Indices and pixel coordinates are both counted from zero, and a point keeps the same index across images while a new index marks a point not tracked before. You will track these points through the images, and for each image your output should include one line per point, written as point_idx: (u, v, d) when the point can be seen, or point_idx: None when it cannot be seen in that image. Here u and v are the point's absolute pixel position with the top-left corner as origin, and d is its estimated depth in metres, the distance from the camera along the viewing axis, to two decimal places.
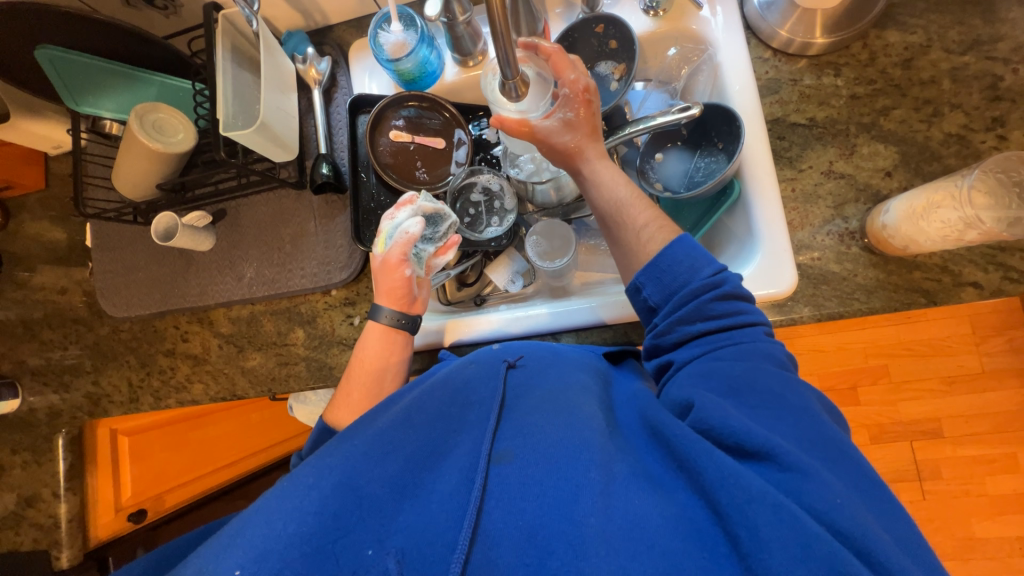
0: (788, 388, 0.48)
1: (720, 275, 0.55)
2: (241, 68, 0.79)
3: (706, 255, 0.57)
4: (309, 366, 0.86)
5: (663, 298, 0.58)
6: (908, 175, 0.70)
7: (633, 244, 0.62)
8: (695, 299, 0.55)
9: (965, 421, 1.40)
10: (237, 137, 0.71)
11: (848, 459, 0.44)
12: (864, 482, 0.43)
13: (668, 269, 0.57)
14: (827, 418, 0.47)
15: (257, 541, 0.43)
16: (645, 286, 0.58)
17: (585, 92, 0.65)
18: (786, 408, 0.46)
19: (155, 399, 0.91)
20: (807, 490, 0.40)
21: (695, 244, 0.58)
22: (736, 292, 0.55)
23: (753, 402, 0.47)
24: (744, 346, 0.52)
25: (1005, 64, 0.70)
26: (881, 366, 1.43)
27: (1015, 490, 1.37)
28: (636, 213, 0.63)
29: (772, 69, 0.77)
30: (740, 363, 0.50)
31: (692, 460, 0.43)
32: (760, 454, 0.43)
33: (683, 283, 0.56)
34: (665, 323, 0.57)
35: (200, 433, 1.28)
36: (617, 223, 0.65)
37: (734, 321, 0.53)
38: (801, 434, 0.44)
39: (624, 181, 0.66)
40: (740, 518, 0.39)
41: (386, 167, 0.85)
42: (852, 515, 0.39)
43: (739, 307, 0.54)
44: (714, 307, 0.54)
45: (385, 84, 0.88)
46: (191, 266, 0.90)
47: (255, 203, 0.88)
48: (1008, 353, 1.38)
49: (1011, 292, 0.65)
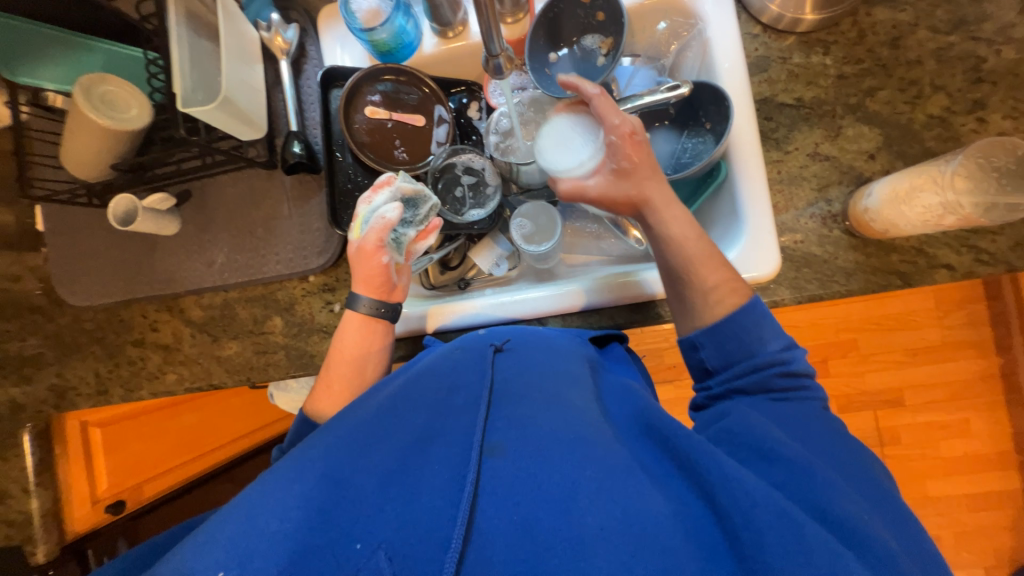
0: (818, 434, 0.50)
1: (787, 351, 0.57)
2: (199, 35, 0.72)
3: (775, 328, 0.57)
4: (288, 355, 0.83)
5: (721, 362, 0.58)
6: (890, 158, 0.71)
7: (698, 305, 0.61)
8: (758, 371, 0.56)
9: (925, 390, 1.48)
10: (198, 114, 0.66)
11: (882, 500, 0.46)
12: (894, 517, 0.45)
13: (732, 337, 0.57)
14: (864, 468, 0.49)
15: (237, 539, 0.42)
16: (703, 347, 0.59)
17: (632, 134, 0.64)
18: (832, 452, 0.49)
19: (125, 391, 0.87)
20: (832, 508, 0.42)
21: (767, 314, 0.58)
22: (803, 370, 0.56)
23: (802, 438, 0.49)
24: (806, 410, 0.53)
25: (988, 44, 0.70)
26: (850, 341, 1.49)
27: (965, 452, 1.48)
28: (705, 273, 0.61)
29: (761, 46, 0.75)
30: (801, 421, 0.51)
31: (698, 465, 0.45)
32: (786, 463, 0.45)
33: (748, 354, 0.57)
34: (720, 388, 0.57)
35: (176, 422, 1.24)
36: (681, 280, 0.62)
37: (800, 399, 0.54)
38: (844, 471, 0.47)
39: (691, 234, 0.63)
40: (743, 522, 0.40)
41: (362, 146, 0.80)
42: (861, 523, 0.41)
43: (805, 383, 0.55)
44: (779, 382, 0.55)
45: (359, 56, 0.82)
46: (156, 251, 0.85)
47: (223, 184, 0.83)
48: (967, 326, 1.46)
49: (981, 274, 0.67)
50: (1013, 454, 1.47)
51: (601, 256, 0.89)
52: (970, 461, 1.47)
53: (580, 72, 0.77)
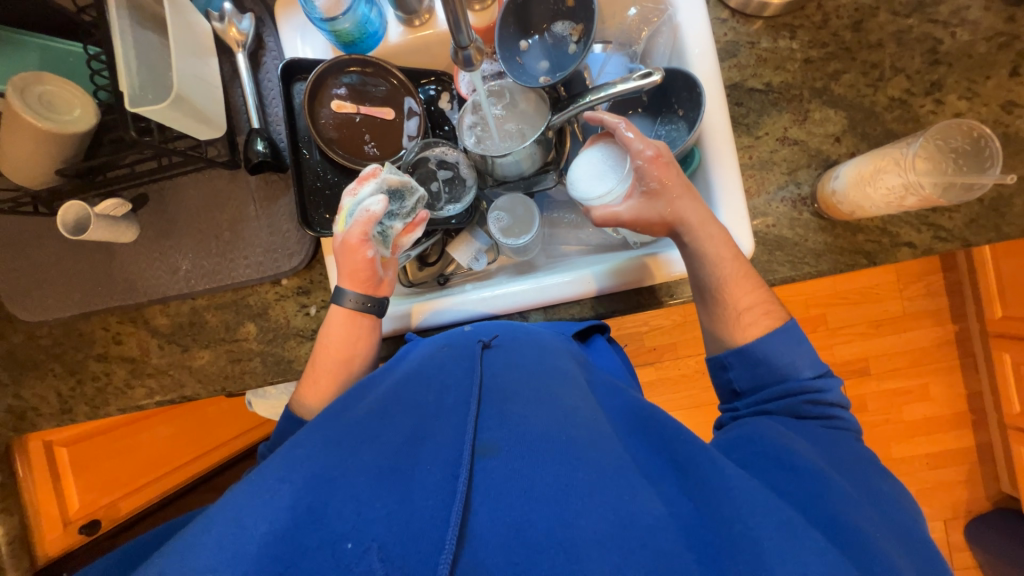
0: (834, 456, 0.51)
1: (821, 378, 0.58)
2: (145, 28, 0.67)
3: (809, 356, 0.59)
4: (265, 362, 0.81)
5: (750, 385, 0.60)
6: (855, 140, 0.73)
7: (728, 322, 0.63)
8: (789, 397, 0.57)
9: (889, 359, 1.56)
10: (148, 113, 0.62)
11: (894, 519, 0.47)
12: (904, 533, 0.46)
13: (763, 360, 0.59)
14: (889, 495, 0.49)
15: (225, 542, 0.41)
16: (733, 367, 0.61)
17: (659, 157, 0.65)
18: (857, 474, 0.50)
19: (91, 408, 0.83)
20: (841, 520, 0.43)
21: (801, 339, 0.60)
22: (837, 400, 0.57)
23: (828, 457, 0.51)
24: (840, 437, 0.54)
25: (944, 26, 0.72)
26: (819, 315, 1.55)
27: (925, 414, 1.57)
28: (739, 294, 0.63)
29: (730, 31, 0.75)
30: (834, 447, 0.52)
31: (700, 470, 0.47)
32: (800, 472, 0.47)
33: (780, 377, 0.58)
34: (748, 409, 0.59)
35: (147, 436, 1.19)
36: (715, 298, 0.64)
37: (835, 429, 0.55)
38: (862, 489, 0.48)
39: (728, 254, 0.63)
40: (742, 528, 0.41)
41: (330, 142, 0.77)
42: (860, 531, 0.43)
43: (838, 413, 0.56)
44: (811, 408, 0.56)
45: (320, 47, 0.78)
46: (113, 260, 0.80)
47: (182, 186, 0.79)
48: (926, 297, 1.54)
49: (940, 251, 0.70)
50: (967, 414, 1.57)
51: (581, 245, 0.89)
52: (930, 423, 1.57)
53: (552, 60, 0.76)
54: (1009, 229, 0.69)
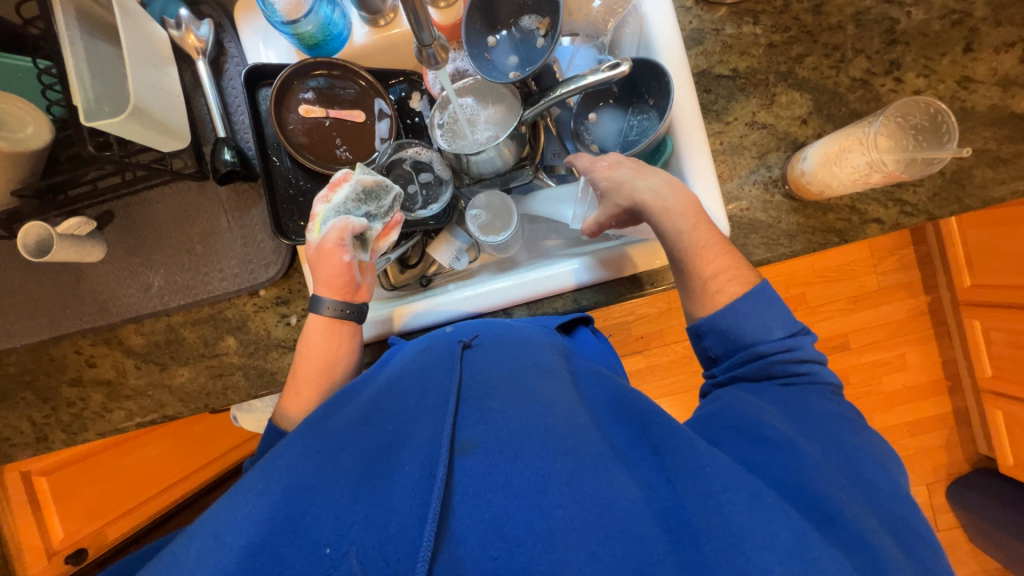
0: (812, 416, 0.52)
1: (793, 337, 0.57)
2: (97, 38, 0.65)
3: (781, 315, 0.58)
4: (247, 375, 0.79)
5: (724, 350, 0.60)
6: (821, 122, 0.74)
7: (698, 292, 0.63)
8: (762, 359, 0.57)
9: (867, 333, 1.60)
10: (104, 127, 0.60)
11: (864, 478, 0.48)
12: (873, 491, 0.47)
13: (734, 326, 0.59)
14: (865, 455, 0.50)
15: (205, 556, 0.42)
16: (707, 335, 0.61)
17: (601, 162, 0.70)
18: (827, 435, 0.50)
19: (67, 435, 0.80)
20: (809, 485, 0.44)
21: (772, 300, 0.59)
22: (810, 355, 0.57)
23: (800, 422, 0.51)
24: (812, 395, 0.55)
25: (900, 6, 0.73)
26: (799, 295, 1.59)
27: (903, 384, 1.62)
28: (703, 262, 0.62)
29: (695, 19, 0.76)
30: (805, 411, 0.53)
31: (676, 451, 0.47)
32: (772, 444, 0.47)
33: (750, 342, 0.58)
34: (725, 375, 0.59)
35: (135, 457, 1.15)
36: (683, 272, 0.64)
37: (807, 383, 0.56)
38: (833, 451, 0.49)
39: (690, 225, 0.63)
40: (716, 507, 0.42)
41: (300, 148, 0.75)
42: (830, 497, 0.44)
43: (810, 369, 0.57)
44: (782, 367, 0.56)
45: (284, 51, 0.76)
46: (81, 280, 0.77)
47: (149, 201, 0.77)
48: (899, 270, 1.58)
49: (907, 225, 0.72)
50: (943, 381, 1.63)
51: (564, 240, 0.88)
52: (908, 392, 1.62)
53: (521, 55, 0.75)
54: (969, 201, 0.71)
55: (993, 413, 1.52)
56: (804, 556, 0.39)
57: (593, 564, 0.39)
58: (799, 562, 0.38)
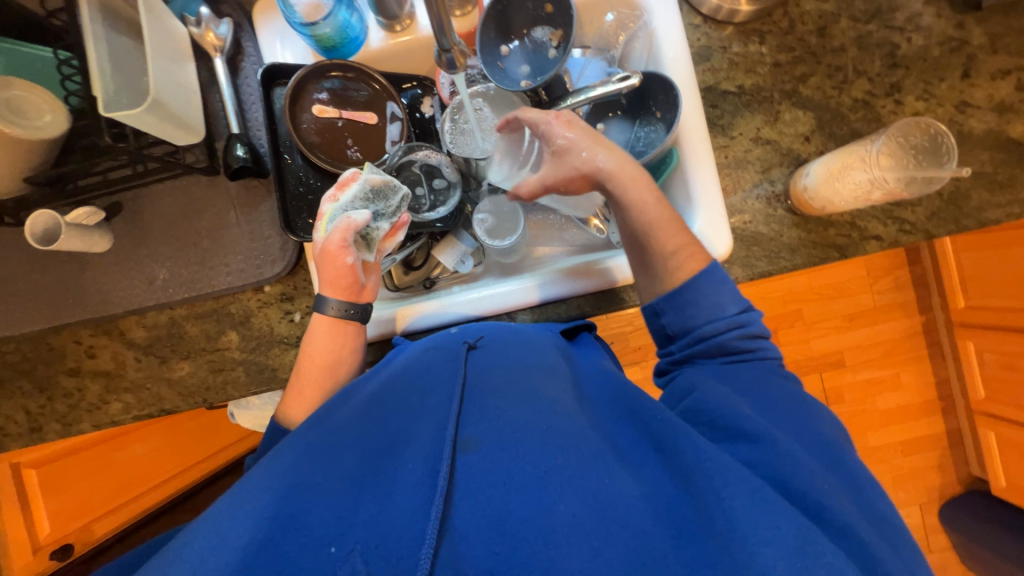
0: (790, 399, 0.53)
1: (745, 313, 0.59)
2: (119, 32, 0.66)
3: (732, 292, 0.60)
4: (248, 371, 0.79)
5: (681, 328, 0.61)
6: (823, 140, 0.76)
7: (660, 270, 0.64)
8: (717, 335, 0.58)
9: (862, 351, 1.62)
10: (122, 117, 0.61)
11: (840, 465, 0.48)
12: (850, 479, 0.48)
13: (690, 303, 0.60)
14: (831, 432, 0.52)
15: (208, 551, 0.42)
16: (665, 313, 0.62)
17: (561, 116, 0.67)
18: (791, 417, 0.51)
19: (62, 426, 0.80)
20: (792, 476, 0.44)
21: (722, 280, 0.61)
22: (758, 332, 0.59)
23: (762, 406, 0.52)
24: (763, 372, 0.57)
25: (901, 32, 0.76)
26: (795, 311, 1.60)
27: (897, 403, 1.63)
28: (666, 238, 0.63)
29: (703, 36, 0.78)
30: (766, 395, 0.53)
31: (676, 447, 0.47)
32: (749, 438, 0.47)
33: (705, 319, 0.59)
34: (682, 352, 0.60)
35: (126, 453, 1.14)
36: (643, 247, 0.65)
37: (757, 359, 0.58)
38: (802, 437, 0.50)
39: (654, 199, 0.65)
40: (717, 502, 0.42)
41: (313, 147, 0.76)
42: (823, 495, 0.43)
43: (760, 345, 0.59)
44: (734, 344, 0.58)
45: (300, 51, 0.78)
46: (86, 270, 0.77)
47: (158, 193, 0.77)
48: (894, 290, 1.61)
49: (905, 243, 0.74)
50: (937, 401, 1.64)
51: (567, 247, 0.90)
52: (902, 411, 1.63)
53: (533, 64, 0.77)
54: (966, 222, 0.73)
55: (986, 434, 1.53)
56: (807, 551, 0.39)
57: (596, 560, 0.40)
58: (802, 558, 0.39)
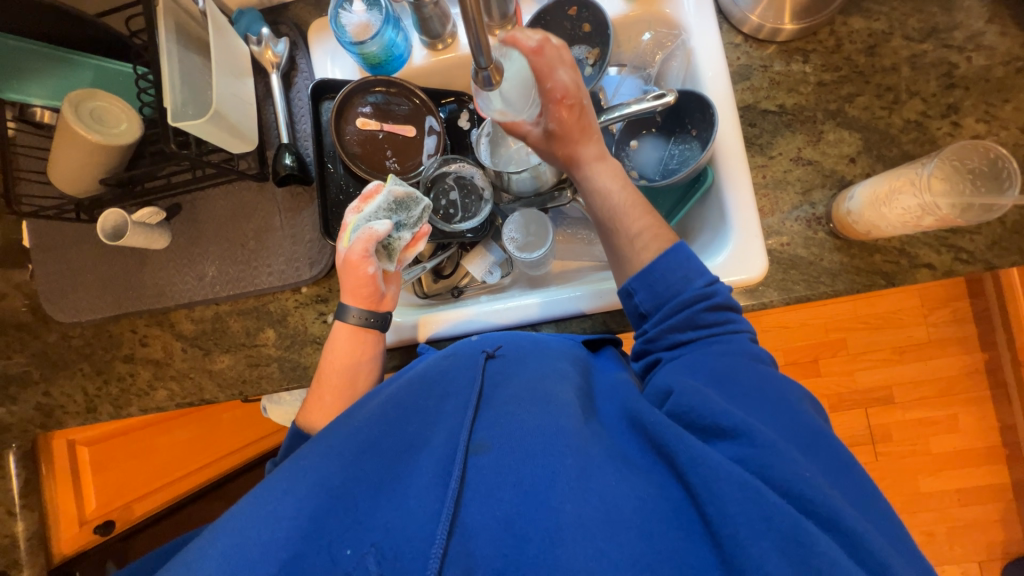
0: (765, 381, 0.51)
1: (712, 286, 0.57)
2: (189, 51, 0.73)
3: (699, 266, 0.59)
4: (282, 367, 0.83)
5: (654, 305, 0.59)
6: (870, 162, 0.73)
7: (627, 253, 0.64)
8: (686, 308, 0.57)
9: (913, 387, 1.50)
10: (186, 127, 0.66)
11: (826, 448, 0.47)
12: (836, 464, 0.46)
13: (660, 278, 0.59)
14: (807, 410, 0.50)
15: (231, 549, 0.43)
16: (637, 292, 0.60)
17: (566, 99, 0.62)
18: (766, 401, 0.49)
19: (114, 408, 0.86)
20: (776, 469, 0.42)
21: (690, 255, 0.59)
22: (727, 303, 0.57)
23: (737, 393, 0.50)
24: (730, 344, 0.55)
25: (960, 51, 0.72)
26: (839, 340, 1.51)
27: (954, 447, 1.50)
28: (631, 220, 0.64)
29: (743, 55, 0.77)
30: (736, 375, 0.52)
31: (668, 446, 0.45)
32: (730, 435, 0.45)
33: (675, 293, 0.58)
34: (655, 330, 0.59)
35: (167, 437, 1.23)
36: (612, 230, 0.66)
37: (725, 331, 0.56)
38: (780, 423, 0.48)
39: (619, 185, 0.67)
40: (710, 497, 0.41)
41: (354, 157, 0.81)
42: (817, 488, 0.42)
43: (729, 317, 0.57)
44: (705, 316, 0.56)
45: (349, 69, 0.84)
46: (146, 264, 0.84)
47: (212, 196, 0.83)
48: (952, 323, 1.49)
49: (962, 272, 0.69)
50: (1001, 448, 1.49)
51: (593, 261, 0.90)
52: (960, 457, 1.50)
53: None
54: None
55: None
56: (801, 541, 0.38)
57: (600, 561, 0.39)
58: (796, 547, 0.38)
